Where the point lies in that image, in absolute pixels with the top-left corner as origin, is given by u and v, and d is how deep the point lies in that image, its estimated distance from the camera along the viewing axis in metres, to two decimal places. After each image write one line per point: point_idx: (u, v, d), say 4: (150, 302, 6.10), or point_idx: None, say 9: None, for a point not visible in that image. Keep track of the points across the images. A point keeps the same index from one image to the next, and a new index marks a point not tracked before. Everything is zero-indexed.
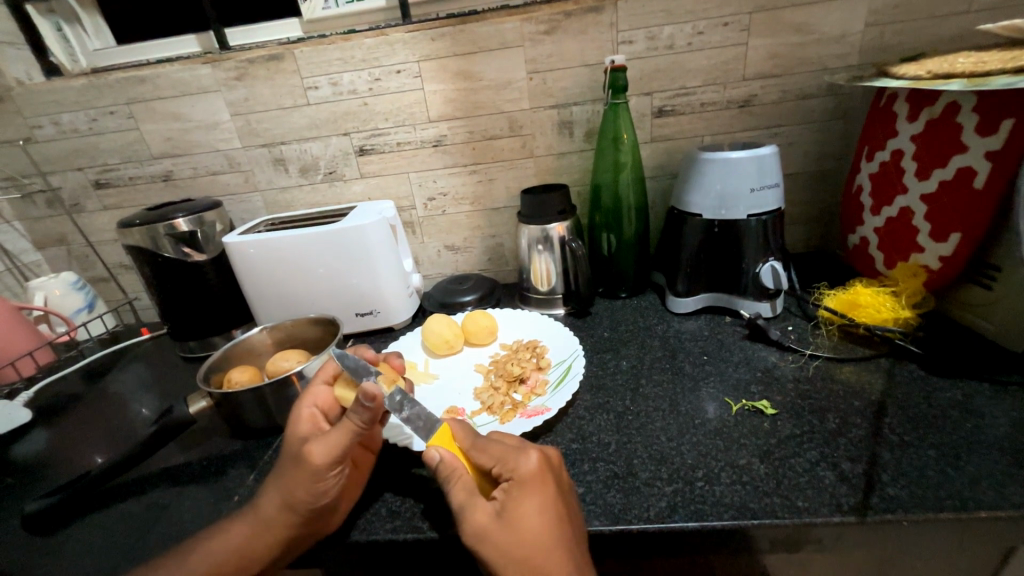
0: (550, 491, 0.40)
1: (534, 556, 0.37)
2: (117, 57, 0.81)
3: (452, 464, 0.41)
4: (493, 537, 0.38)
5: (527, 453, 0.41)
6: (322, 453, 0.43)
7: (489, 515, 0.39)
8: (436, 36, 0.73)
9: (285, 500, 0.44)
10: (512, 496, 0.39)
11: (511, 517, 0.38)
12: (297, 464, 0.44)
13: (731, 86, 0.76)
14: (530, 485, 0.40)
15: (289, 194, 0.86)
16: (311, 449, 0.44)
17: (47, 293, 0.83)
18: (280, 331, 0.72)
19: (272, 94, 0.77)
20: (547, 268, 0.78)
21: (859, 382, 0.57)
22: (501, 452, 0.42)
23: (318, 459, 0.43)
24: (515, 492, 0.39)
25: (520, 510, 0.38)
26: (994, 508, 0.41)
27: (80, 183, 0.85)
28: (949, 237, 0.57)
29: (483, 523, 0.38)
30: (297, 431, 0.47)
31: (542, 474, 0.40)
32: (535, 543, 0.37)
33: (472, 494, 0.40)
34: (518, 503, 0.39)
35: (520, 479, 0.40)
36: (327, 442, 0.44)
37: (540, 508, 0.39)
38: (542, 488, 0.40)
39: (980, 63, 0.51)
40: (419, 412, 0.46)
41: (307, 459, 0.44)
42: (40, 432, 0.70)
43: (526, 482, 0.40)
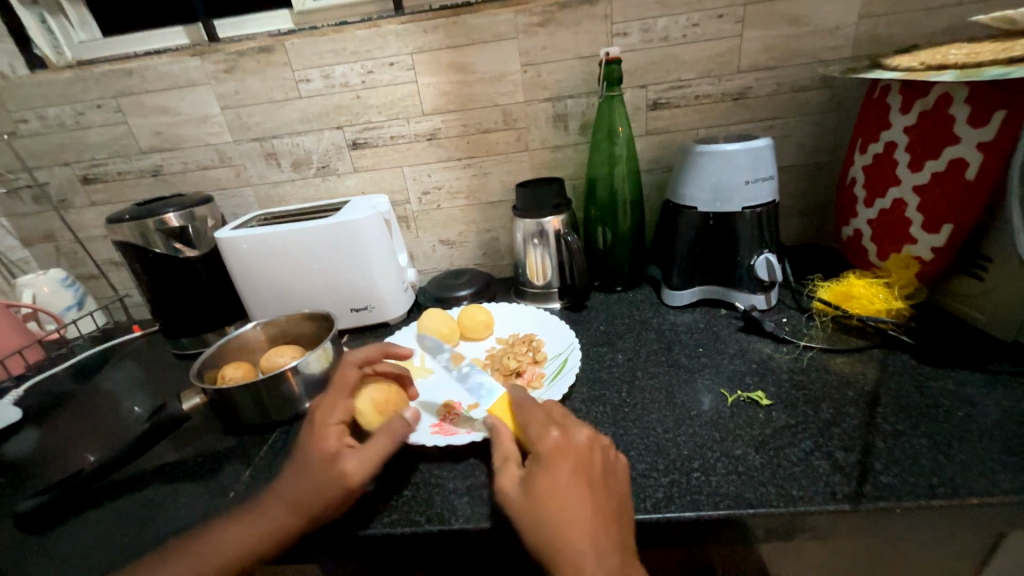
0: (574, 462, 0.43)
1: (550, 518, 0.40)
2: (104, 49, 0.79)
3: (495, 427, 0.49)
4: (510, 496, 0.42)
5: (552, 430, 0.46)
6: (359, 469, 0.45)
7: (513, 478, 0.43)
8: (429, 28, 0.73)
9: (304, 501, 0.44)
10: (537, 465, 0.43)
11: (532, 482, 0.42)
12: (326, 473, 0.45)
13: (725, 79, 0.76)
14: (553, 456, 0.43)
15: (282, 188, 0.85)
16: (347, 464, 0.45)
17: (37, 291, 0.82)
18: (274, 327, 0.71)
19: (263, 87, 0.76)
20: (542, 262, 0.78)
21: (853, 372, 0.58)
22: (534, 424, 0.47)
23: (354, 475, 0.45)
24: (539, 462, 0.43)
25: (542, 478, 0.42)
26: (985, 495, 0.41)
27: (67, 178, 0.84)
28: (942, 228, 0.57)
29: (507, 484, 0.43)
30: (321, 441, 0.47)
31: (568, 449, 0.44)
32: (551, 507, 0.40)
33: (503, 459, 0.45)
34: (542, 472, 0.42)
35: (544, 452, 0.44)
36: (365, 460, 0.46)
37: (558, 477, 0.42)
38: (565, 461, 0.43)
39: (973, 54, 0.51)
40: (477, 379, 0.57)
41: (341, 475, 0.45)
42: (31, 431, 0.69)
43: (550, 454, 0.44)
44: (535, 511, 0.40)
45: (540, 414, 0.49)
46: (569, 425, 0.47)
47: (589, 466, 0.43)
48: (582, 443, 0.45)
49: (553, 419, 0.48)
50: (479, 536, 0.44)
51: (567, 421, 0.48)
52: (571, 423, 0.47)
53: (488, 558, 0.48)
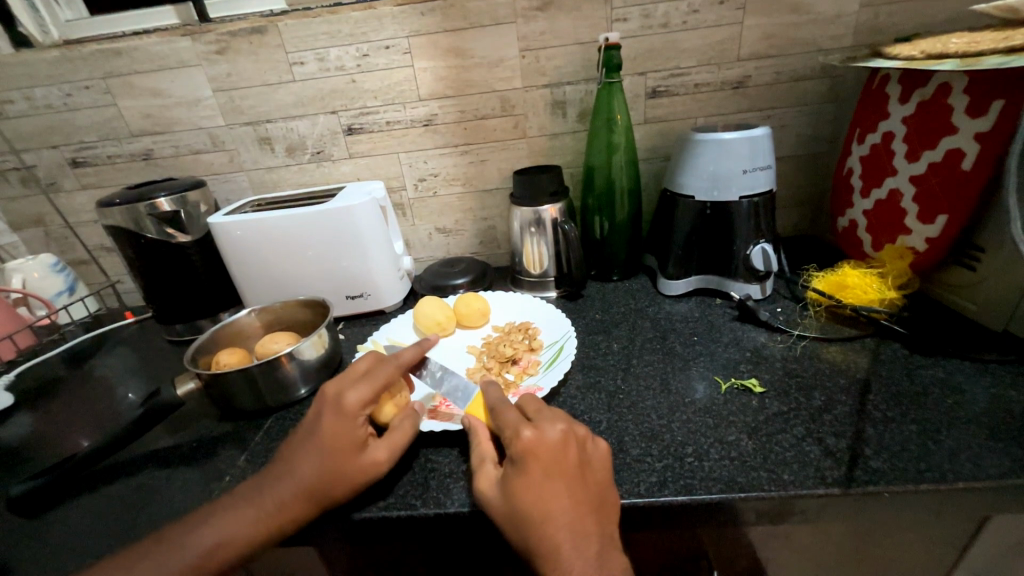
0: (547, 462, 0.42)
1: (528, 522, 0.40)
2: (92, 28, 0.77)
3: (474, 427, 0.48)
4: (489, 500, 0.42)
5: (522, 430, 0.43)
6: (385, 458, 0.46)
7: (489, 481, 0.43)
8: (426, 11, 0.71)
9: (323, 489, 0.43)
10: (509, 469, 0.42)
11: (507, 486, 0.41)
12: (351, 462, 0.44)
13: (725, 67, 0.75)
14: (524, 459, 0.42)
15: (276, 174, 0.84)
16: (374, 454, 0.45)
17: (26, 276, 0.81)
18: (269, 313, 0.71)
19: (256, 69, 0.75)
20: (539, 251, 0.78)
21: (845, 361, 0.58)
22: (505, 423, 0.45)
23: (381, 464, 0.45)
24: (511, 466, 0.42)
25: (517, 483, 0.41)
26: (971, 479, 0.42)
27: (56, 161, 0.82)
28: (937, 219, 0.58)
29: (484, 489, 0.42)
30: (349, 431, 0.45)
31: (542, 448, 0.42)
32: (527, 511, 0.40)
33: (479, 462, 0.45)
34: (515, 475, 0.41)
35: (515, 455, 0.42)
36: (391, 449, 0.46)
37: (531, 482, 0.41)
38: (537, 463, 0.42)
39: (973, 42, 0.51)
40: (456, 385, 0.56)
41: (369, 464, 0.45)
42: (23, 416, 0.68)
43: (521, 458, 0.42)
44: (513, 515, 0.40)
45: (511, 411, 0.46)
46: (540, 422, 0.45)
47: (564, 464, 0.42)
48: (555, 441, 0.43)
49: (526, 414, 0.46)
50: (474, 520, 0.45)
51: (541, 416, 0.46)
52: (546, 418, 0.45)
53: (484, 541, 0.48)
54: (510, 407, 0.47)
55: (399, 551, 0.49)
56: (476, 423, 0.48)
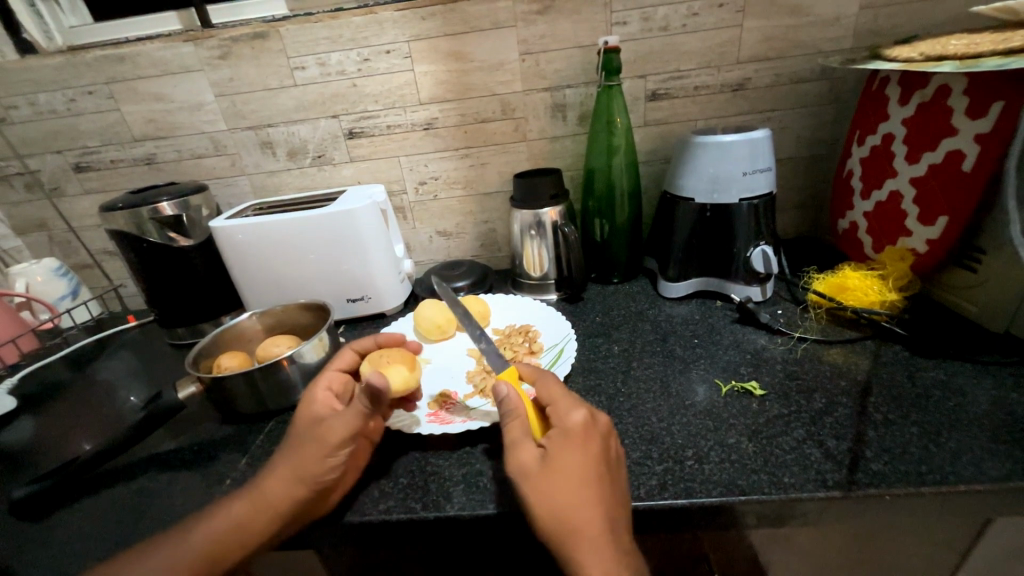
0: (596, 445, 0.41)
1: (570, 504, 0.38)
2: (97, 34, 0.78)
3: (514, 403, 0.43)
4: (531, 478, 0.39)
5: (578, 408, 0.43)
6: (338, 430, 0.46)
7: (533, 458, 0.40)
8: (426, 15, 0.72)
9: (294, 469, 0.45)
10: (558, 446, 0.40)
11: (553, 465, 0.39)
12: (312, 437, 0.46)
13: (725, 69, 0.75)
14: (578, 438, 0.41)
15: (277, 178, 0.84)
16: (328, 425, 0.46)
17: (30, 279, 0.81)
18: (271, 317, 0.71)
19: (258, 74, 0.75)
20: (539, 254, 0.78)
21: (845, 363, 0.58)
22: (555, 400, 0.44)
23: (331, 435, 0.45)
24: (561, 443, 0.40)
25: (566, 461, 0.39)
26: (973, 482, 0.42)
27: (59, 165, 0.83)
28: (937, 220, 0.58)
29: (525, 465, 0.40)
30: (311, 409, 0.48)
31: (587, 432, 0.41)
32: (572, 492, 0.38)
33: (520, 436, 0.41)
34: (561, 453, 0.40)
35: (571, 430, 0.41)
36: (344, 420, 0.46)
37: (581, 462, 0.39)
38: (588, 444, 0.41)
39: (973, 44, 0.51)
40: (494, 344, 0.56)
41: (323, 436, 0.45)
42: (26, 420, 0.69)
43: (576, 435, 0.41)
44: (557, 496, 0.38)
45: (559, 390, 0.45)
46: (586, 405, 0.44)
47: (606, 451, 0.41)
48: (603, 425, 0.43)
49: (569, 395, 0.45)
50: (473, 523, 0.45)
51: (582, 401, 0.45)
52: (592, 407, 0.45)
53: (484, 544, 0.48)
54: (556, 383, 0.46)
55: (399, 554, 0.49)
56: (513, 397, 0.44)
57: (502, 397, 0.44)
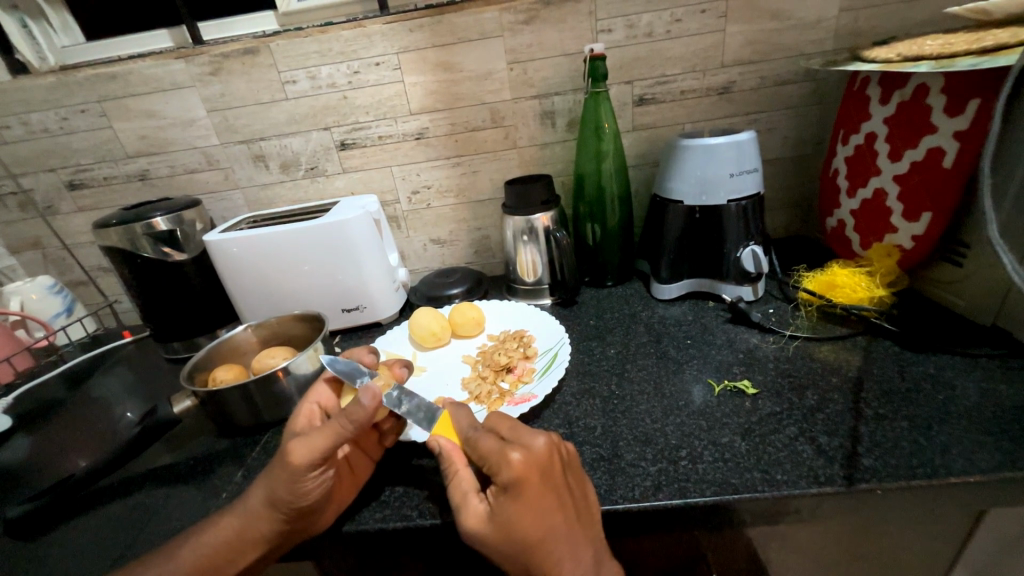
0: (542, 482, 0.39)
1: (527, 553, 0.38)
2: (89, 53, 0.79)
3: (450, 458, 0.44)
4: (485, 537, 0.39)
5: (510, 456, 0.40)
6: (303, 451, 0.43)
7: (479, 517, 0.40)
8: (415, 27, 0.73)
9: (269, 497, 0.43)
10: (502, 502, 0.39)
11: (501, 521, 0.39)
12: (282, 461, 0.44)
13: (710, 73, 0.77)
14: (519, 487, 0.39)
15: (270, 191, 0.85)
16: (293, 450, 0.43)
17: (24, 298, 0.81)
18: (265, 329, 0.71)
19: (249, 88, 0.76)
20: (532, 259, 0.78)
21: (837, 359, 0.59)
22: (488, 453, 0.41)
23: (297, 459, 0.43)
24: (504, 497, 0.39)
25: (511, 511, 0.39)
26: (964, 474, 0.42)
27: (53, 184, 0.83)
28: (921, 216, 0.59)
29: (475, 529, 0.39)
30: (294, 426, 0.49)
31: (527, 473, 0.39)
32: (526, 542, 0.38)
33: (462, 497, 0.41)
34: (506, 510, 0.39)
35: (508, 482, 0.39)
36: (308, 443, 0.43)
37: (529, 510, 0.39)
38: (531, 488, 0.39)
39: (947, 43, 0.52)
40: (419, 405, 0.50)
41: (289, 461, 0.43)
42: (22, 438, 0.69)
43: (517, 484, 0.39)
44: (517, 546, 0.38)
45: (490, 437, 0.43)
46: (520, 441, 0.41)
47: (553, 486, 0.40)
48: (541, 456, 0.40)
49: (501, 437, 0.43)
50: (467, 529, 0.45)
51: (517, 438, 0.42)
52: (524, 435, 0.42)
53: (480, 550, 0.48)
54: (488, 436, 0.43)
55: (397, 562, 0.49)
56: (452, 449, 0.44)
57: (439, 452, 0.45)
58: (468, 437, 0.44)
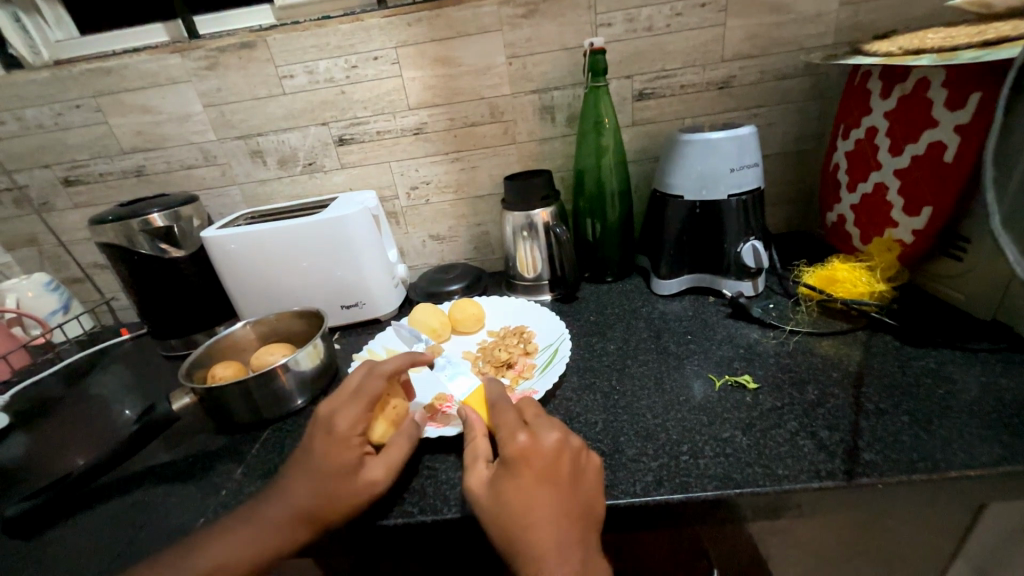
0: (540, 466, 0.42)
1: (512, 526, 0.40)
2: (83, 48, 0.78)
3: (472, 425, 0.49)
4: (478, 503, 0.41)
5: (516, 435, 0.43)
6: (381, 474, 0.46)
7: (479, 480, 0.43)
8: (413, 21, 0.72)
9: (323, 513, 0.44)
10: (500, 473, 0.42)
11: (496, 489, 0.41)
12: (350, 480, 0.45)
13: (710, 68, 0.76)
14: (517, 463, 0.42)
15: (268, 187, 0.84)
16: (371, 473, 0.45)
17: (20, 295, 0.81)
18: (264, 325, 0.71)
19: (246, 83, 0.75)
20: (532, 255, 0.78)
21: (837, 354, 0.59)
22: (503, 425, 0.45)
23: (377, 481, 0.45)
24: (503, 469, 0.42)
25: (507, 482, 0.41)
26: (965, 468, 0.42)
27: (48, 180, 0.82)
28: (922, 211, 0.58)
29: (472, 492, 0.42)
30: (349, 439, 0.46)
31: (526, 455, 0.42)
32: (513, 515, 0.40)
33: (472, 461, 0.44)
34: (504, 482, 0.41)
35: (509, 458, 0.42)
36: (386, 465, 0.46)
37: (522, 485, 0.41)
38: (528, 464, 0.42)
39: (949, 37, 0.52)
40: None
41: (363, 481, 0.45)
42: (19, 436, 0.68)
43: (515, 461, 0.42)
44: (504, 520, 0.40)
45: (508, 415, 0.47)
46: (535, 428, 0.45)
47: (553, 473, 0.41)
48: (545, 448, 0.42)
49: (523, 418, 0.46)
50: (468, 525, 0.45)
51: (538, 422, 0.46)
52: (540, 425, 0.45)
53: (482, 546, 0.48)
54: (509, 412, 0.47)
55: (399, 558, 0.49)
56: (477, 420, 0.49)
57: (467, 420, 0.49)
58: (495, 405, 0.49)
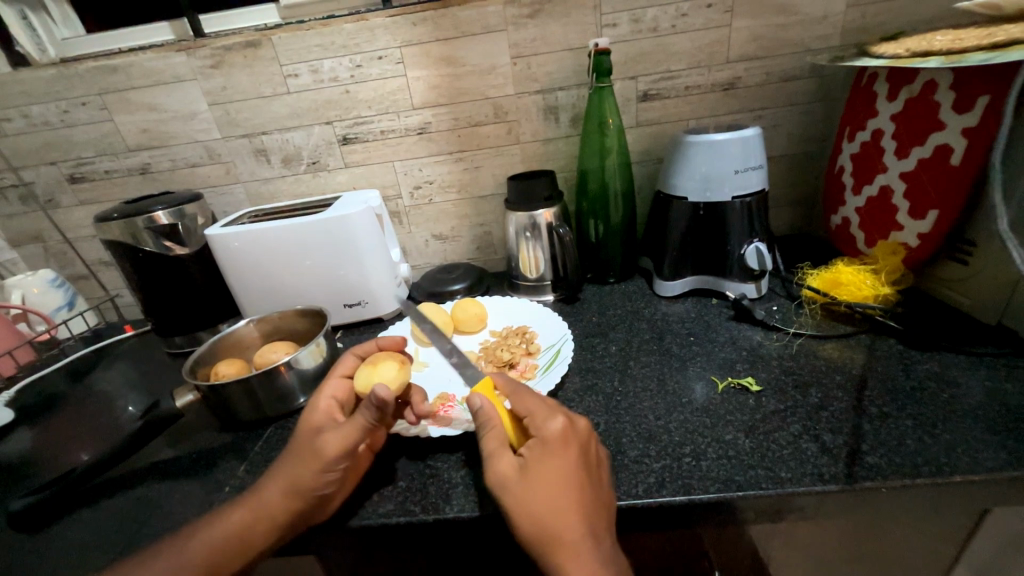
0: (577, 449, 0.41)
1: (553, 509, 0.38)
2: (90, 46, 0.78)
3: (490, 413, 0.43)
4: (513, 488, 0.39)
5: (554, 416, 0.43)
6: (334, 445, 0.45)
7: (512, 467, 0.40)
8: (418, 21, 0.72)
9: (289, 485, 0.44)
10: (537, 454, 0.41)
11: (534, 474, 0.40)
12: (308, 452, 0.45)
13: (715, 69, 0.76)
14: (558, 445, 0.41)
15: (272, 185, 0.84)
16: (323, 442, 0.45)
17: (25, 292, 0.81)
18: (267, 323, 0.71)
19: (251, 82, 0.76)
20: (535, 256, 0.78)
21: (841, 357, 0.58)
22: (532, 408, 0.44)
23: (327, 451, 0.44)
24: (541, 451, 0.41)
25: (545, 466, 0.40)
26: (969, 473, 0.42)
27: (53, 177, 0.83)
28: (928, 214, 0.58)
29: (506, 476, 0.40)
30: (311, 417, 0.48)
31: (566, 437, 0.41)
32: (554, 497, 0.38)
33: (499, 446, 0.41)
34: (541, 464, 0.40)
35: (549, 438, 0.41)
36: (338, 435, 0.45)
37: (563, 468, 0.40)
38: (566, 447, 0.41)
39: (957, 39, 0.52)
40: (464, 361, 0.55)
41: (317, 451, 0.45)
42: (24, 431, 0.68)
43: (556, 443, 0.41)
44: (541, 502, 0.38)
45: (534, 398, 0.45)
46: (563, 412, 0.44)
47: (586, 457, 0.41)
48: (581, 430, 0.43)
49: (546, 403, 0.45)
50: (471, 524, 0.45)
51: (560, 407, 0.45)
52: (566, 409, 0.45)
53: (483, 546, 0.48)
54: (531, 394, 0.46)
55: (400, 557, 0.49)
56: (489, 407, 0.44)
57: (477, 409, 0.44)
58: (513, 393, 0.46)
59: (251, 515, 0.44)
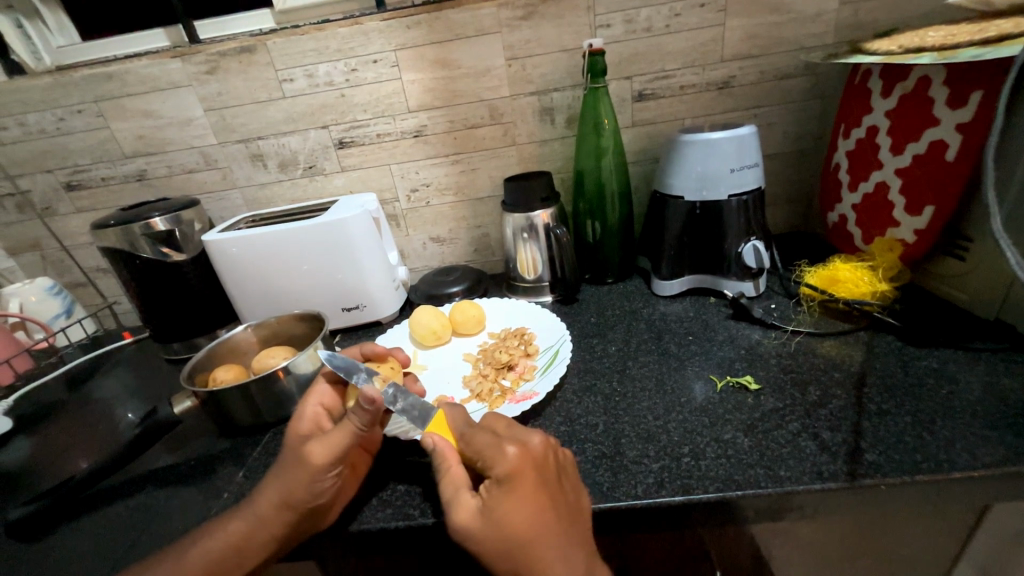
0: (535, 478, 0.39)
1: (519, 549, 0.37)
2: (84, 53, 0.78)
3: (445, 455, 0.42)
4: (475, 533, 0.38)
5: (505, 448, 0.40)
6: (322, 453, 0.44)
7: (470, 513, 0.39)
8: (412, 24, 0.72)
9: (281, 497, 0.43)
10: (495, 496, 0.39)
11: (495, 515, 0.38)
12: (297, 462, 0.44)
13: (709, 68, 0.76)
14: (513, 480, 0.39)
15: (268, 190, 0.84)
16: (311, 450, 0.44)
17: (23, 300, 0.81)
18: (266, 329, 0.71)
19: (246, 87, 0.76)
20: (532, 257, 0.78)
21: (839, 355, 0.58)
22: (482, 447, 0.41)
23: (316, 458, 0.44)
24: (498, 491, 0.39)
25: (503, 508, 0.38)
26: (968, 469, 0.42)
27: (50, 185, 0.83)
28: (924, 210, 0.58)
29: (465, 525, 0.38)
30: (299, 428, 0.48)
31: (522, 469, 0.39)
32: (520, 536, 0.38)
33: (455, 494, 0.40)
34: (499, 504, 0.38)
35: (503, 475, 0.39)
36: (326, 441, 0.44)
37: (523, 505, 0.38)
38: (524, 482, 0.39)
39: (949, 35, 0.52)
40: (414, 403, 0.49)
41: (306, 460, 0.44)
42: (23, 440, 0.68)
43: (511, 479, 0.39)
44: (506, 543, 0.37)
45: (483, 433, 0.43)
46: (515, 437, 0.42)
47: (547, 484, 0.40)
48: (536, 450, 0.41)
49: (496, 432, 0.43)
50: None
51: (511, 432, 0.43)
52: (519, 431, 0.43)
53: None
54: (484, 431, 0.43)
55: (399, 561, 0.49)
56: (443, 446, 0.43)
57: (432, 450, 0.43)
58: (463, 433, 0.44)
59: (248, 528, 0.43)
